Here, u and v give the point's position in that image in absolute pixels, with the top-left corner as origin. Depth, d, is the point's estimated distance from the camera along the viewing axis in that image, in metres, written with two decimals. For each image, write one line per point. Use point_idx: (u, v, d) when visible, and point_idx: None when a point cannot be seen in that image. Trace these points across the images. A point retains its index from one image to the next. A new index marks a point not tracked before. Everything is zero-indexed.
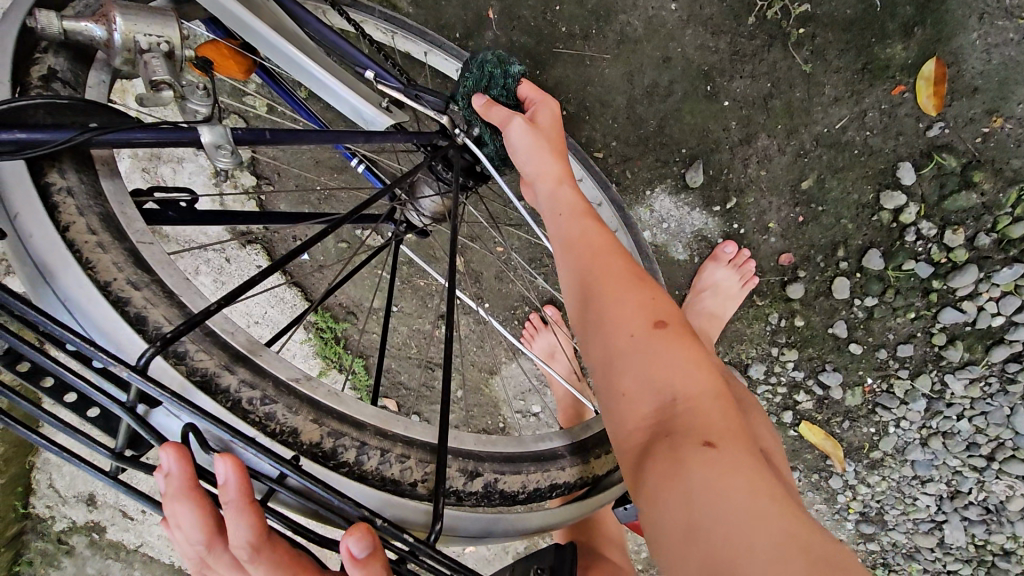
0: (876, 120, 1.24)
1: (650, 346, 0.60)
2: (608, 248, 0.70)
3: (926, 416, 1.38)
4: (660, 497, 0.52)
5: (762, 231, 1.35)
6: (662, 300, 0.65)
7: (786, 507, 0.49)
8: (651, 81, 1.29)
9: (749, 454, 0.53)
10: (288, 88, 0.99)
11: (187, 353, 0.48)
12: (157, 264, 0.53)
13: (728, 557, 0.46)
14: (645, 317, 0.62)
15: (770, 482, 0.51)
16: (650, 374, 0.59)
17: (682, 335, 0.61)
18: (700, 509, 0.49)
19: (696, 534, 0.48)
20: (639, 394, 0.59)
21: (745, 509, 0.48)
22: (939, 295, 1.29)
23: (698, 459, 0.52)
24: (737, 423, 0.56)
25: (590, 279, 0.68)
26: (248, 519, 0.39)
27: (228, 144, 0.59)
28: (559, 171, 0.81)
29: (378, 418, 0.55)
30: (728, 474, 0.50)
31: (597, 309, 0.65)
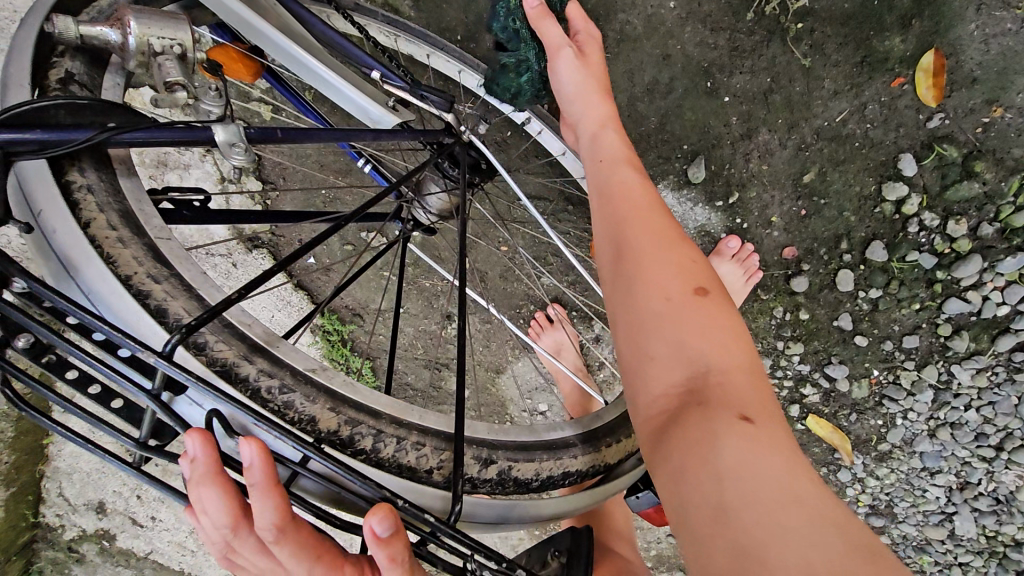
0: (876, 112, 1.25)
1: (688, 314, 0.59)
2: (647, 216, 0.68)
3: (933, 408, 1.38)
4: (687, 462, 0.51)
5: (765, 225, 1.36)
6: (703, 273, 0.64)
7: (818, 489, 0.49)
8: (651, 79, 1.31)
9: (782, 431, 0.52)
10: (294, 92, 1.00)
11: (207, 344, 0.49)
12: (175, 259, 0.54)
13: (759, 525, 0.45)
14: (684, 283, 0.61)
15: (802, 461, 0.51)
16: (685, 340, 0.57)
17: (721, 308, 0.61)
18: (732, 477, 0.48)
19: (726, 500, 0.47)
20: (671, 360, 0.57)
21: (780, 483, 0.47)
22: (943, 285, 1.30)
23: (731, 429, 0.51)
24: (770, 401, 0.55)
25: (627, 240, 0.66)
26: (273, 502, 0.40)
27: (242, 142, 0.61)
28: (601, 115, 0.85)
29: (392, 407, 0.56)
30: (761, 445, 0.50)
31: (631, 271, 0.63)
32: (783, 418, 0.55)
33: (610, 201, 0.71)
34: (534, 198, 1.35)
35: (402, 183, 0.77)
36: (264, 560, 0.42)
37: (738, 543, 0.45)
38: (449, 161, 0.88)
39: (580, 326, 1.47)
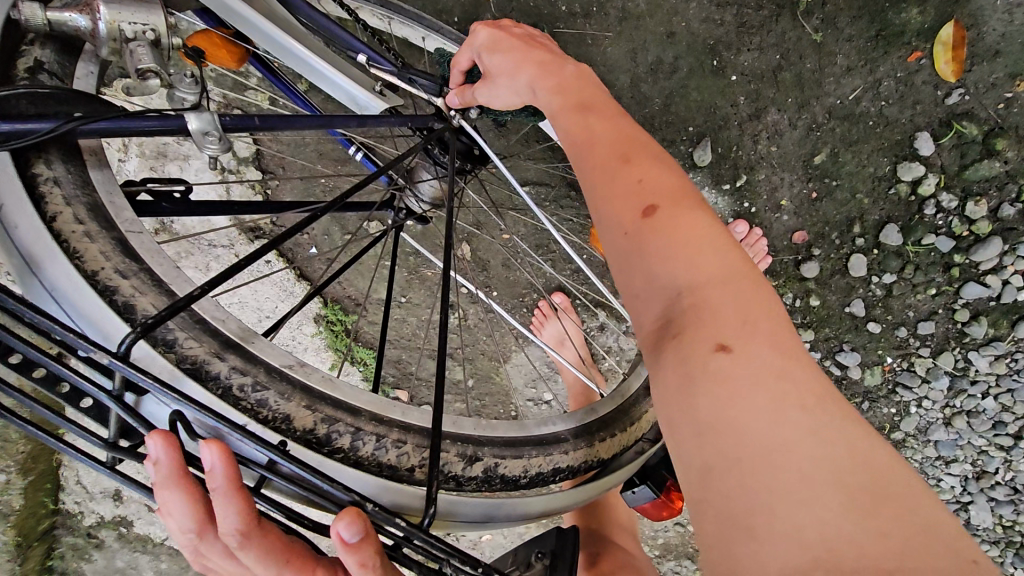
0: (892, 89, 1.19)
1: (650, 241, 0.53)
2: (608, 136, 0.62)
3: (949, 396, 1.34)
4: (671, 415, 0.47)
5: (774, 209, 1.31)
6: (664, 183, 0.56)
7: (821, 419, 0.43)
8: (655, 58, 1.26)
9: (776, 353, 0.46)
10: (286, 82, 0.97)
11: (177, 341, 0.47)
12: (147, 252, 0.53)
13: (744, 484, 0.41)
14: (639, 206, 0.55)
15: (804, 385, 0.44)
16: (654, 272, 0.52)
17: (689, 218, 0.53)
18: (713, 429, 0.44)
19: (710, 458, 0.43)
20: (645, 298, 0.52)
21: (766, 428, 0.42)
22: (961, 269, 1.26)
23: (709, 369, 0.45)
24: (766, 314, 0.48)
25: (585, 181, 0.61)
26: (238, 506, 0.38)
27: (216, 131, 0.59)
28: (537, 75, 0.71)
29: (374, 404, 0.54)
30: (741, 381, 0.44)
31: (596, 209, 0.58)
32: (785, 328, 0.48)
33: (576, 131, 0.64)
34: (534, 184, 1.31)
35: (390, 170, 0.74)
36: (232, 563, 0.41)
37: (723, 507, 0.41)
38: (439, 147, 0.85)
39: (583, 314, 1.45)
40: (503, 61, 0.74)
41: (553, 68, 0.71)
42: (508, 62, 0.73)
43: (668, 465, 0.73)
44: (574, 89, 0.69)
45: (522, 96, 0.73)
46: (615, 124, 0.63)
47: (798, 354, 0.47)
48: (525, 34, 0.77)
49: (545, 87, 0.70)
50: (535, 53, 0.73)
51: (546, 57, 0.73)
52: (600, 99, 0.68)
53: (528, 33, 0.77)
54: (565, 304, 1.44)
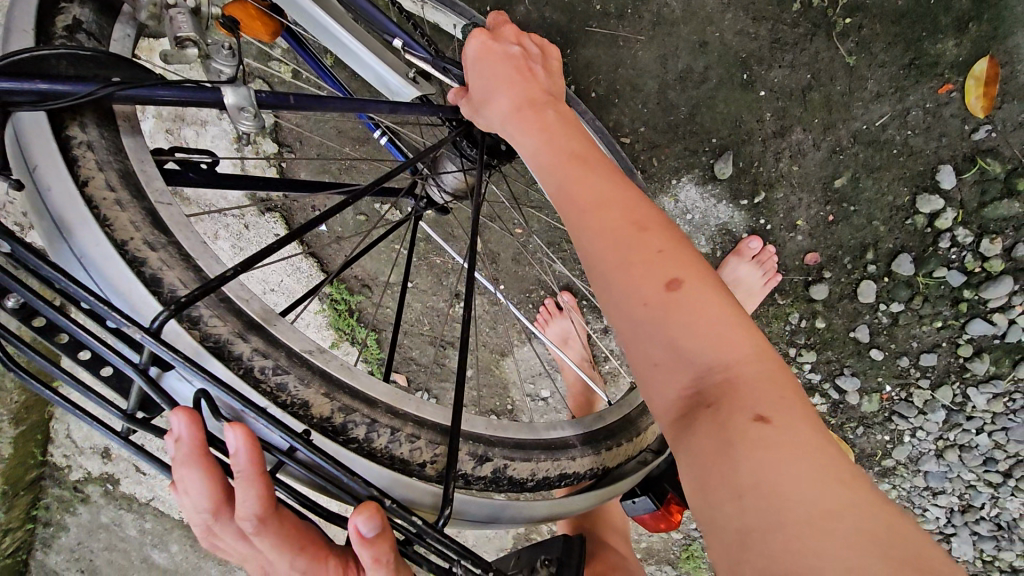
0: (919, 119, 1.19)
1: (676, 314, 0.52)
2: (608, 192, 0.60)
3: (944, 428, 1.35)
4: (706, 482, 0.47)
5: (789, 228, 1.32)
6: (682, 253, 0.55)
7: (859, 491, 0.44)
8: (685, 66, 1.25)
9: (811, 426, 0.47)
10: (314, 55, 0.96)
11: (202, 318, 0.47)
12: (176, 227, 0.52)
13: (792, 549, 0.40)
14: (660, 278, 0.53)
15: (839, 458, 0.46)
16: (681, 343, 0.51)
17: (710, 291, 0.53)
18: (754, 494, 0.44)
19: (751, 523, 0.43)
20: (672, 365, 0.52)
21: (811, 495, 0.42)
22: (969, 305, 1.26)
23: (748, 437, 0.46)
24: (796, 389, 0.50)
25: (589, 247, 0.58)
26: (257, 490, 0.38)
27: (252, 107, 0.58)
28: (522, 111, 0.69)
29: (389, 395, 0.55)
30: (781, 449, 0.45)
31: (606, 278, 0.56)
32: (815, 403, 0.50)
33: (567, 182, 0.62)
34: None
35: (418, 162, 0.74)
36: (244, 546, 0.41)
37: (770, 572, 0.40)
38: (468, 141, 0.84)
39: (589, 315, 1.46)
40: (487, 86, 0.72)
41: (533, 110, 0.69)
42: (492, 91, 0.71)
43: (671, 479, 0.74)
44: (570, 137, 0.66)
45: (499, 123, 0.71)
46: (612, 178, 0.62)
47: (826, 429, 0.48)
48: (518, 56, 0.73)
49: (524, 133, 0.68)
50: (525, 85, 0.71)
51: (541, 89, 0.71)
52: (590, 144, 0.66)
53: (523, 55, 0.73)
54: (572, 303, 1.43)
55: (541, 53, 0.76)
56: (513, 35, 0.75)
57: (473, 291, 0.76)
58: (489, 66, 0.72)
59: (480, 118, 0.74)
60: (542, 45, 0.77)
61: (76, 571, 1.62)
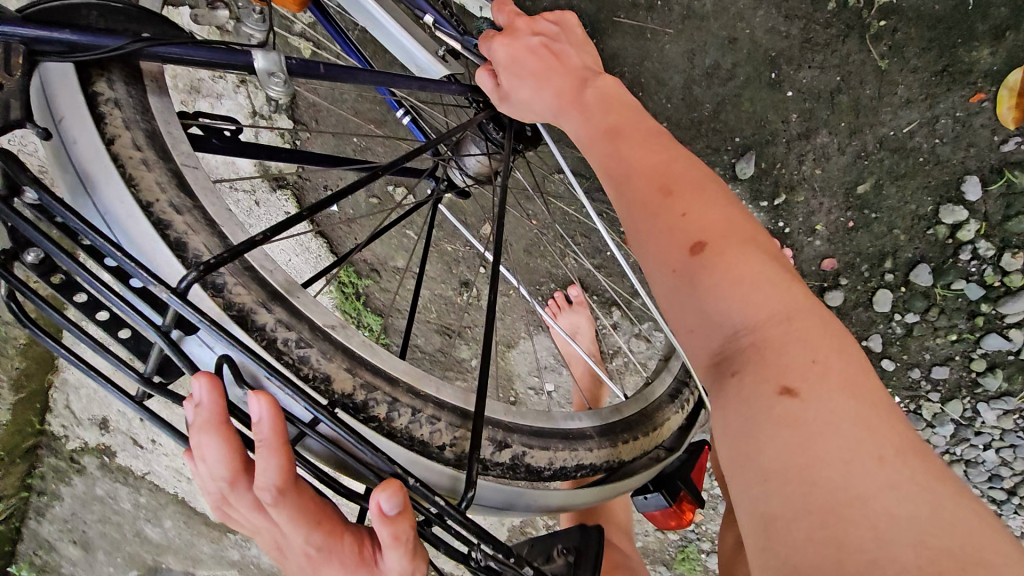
0: (948, 127, 1.17)
1: (702, 282, 0.53)
2: (643, 161, 0.61)
3: (951, 443, 1.35)
4: (732, 460, 0.48)
5: (807, 233, 1.30)
6: (712, 215, 0.55)
7: (896, 472, 0.42)
8: (713, 62, 1.23)
9: (847, 396, 0.46)
10: (339, 28, 0.94)
11: (226, 286, 0.46)
12: (202, 191, 0.51)
13: (812, 530, 0.41)
14: (688, 246, 0.54)
15: (877, 435, 0.44)
16: (710, 312, 0.53)
17: (740, 255, 0.53)
18: (776, 475, 0.44)
19: (773, 500, 0.43)
20: (703, 333, 0.53)
21: (835, 476, 0.42)
22: (985, 319, 1.25)
23: (773, 413, 0.46)
24: (839, 356, 0.48)
25: (624, 219, 0.60)
26: (279, 460, 0.37)
27: (281, 73, 0.56)
28: (563, 90, 0.69)
29: (409, 374, 0.53)
30: (807, 425, 0.45)
31: (639, 249, 0.58)
32: (860, 370, 0.48)
33: (608, 158, 0.64)
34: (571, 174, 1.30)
35: (439, 142, 0.71)
36: (260, 518, 0.40)
37: (788, 557, 0.41)
38: (495, 125, 0.82)
39: (599, 311, 1.45)
40: (519, 82, 0.71)
41: (575, 84, 0.69)
42: (529, 81, 0.70)
43: (683, 477, 0.72)
44: (608, 110, 0.67)
45: (542, 113, 0.71)
46: (651, 145, 0.62)
47: (866, 397, 0.46)
48: (543, 44, 0.71)
49: (570, 117, 0.69)
50: (555, 69, 0.70)
51: (575, 64, 0.71)
52: (632, 114, 0.66)
53: (543, 43, 0.71)
54: (581, 297, 1.43)
55: (560, 30, 0.73)
56: (528, 26, 0.72)
57: (498, 285, 0.75)
58: (521, 56, 0.70)
59: (519, 110, 0.73)
60: (563, 21, 0.75)
61: (68, 540, 1.61)
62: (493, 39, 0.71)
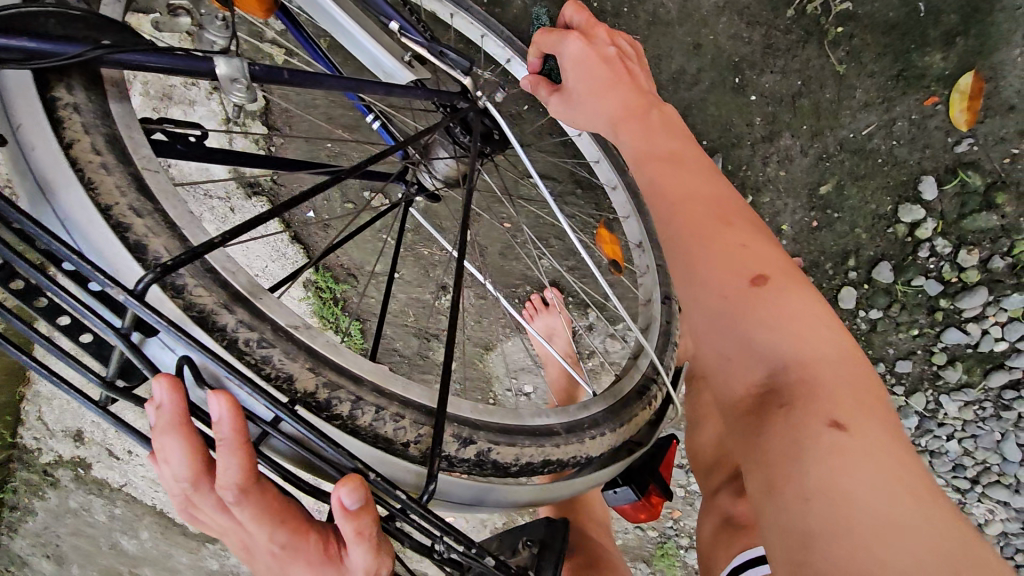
0: (904, 130, 1.21)
1: (755, 312, 0.58)
2: (699, 197, 0.65)
3: (917, 434, 1.41)
4: (770, 479, 0.51)
5: (774, 233, 1.34)
6: (766, 254, 0.61)
7: (931, 511, 0.46)
8: (679, 67, 1.26)
9: (887, 437, 0.50)
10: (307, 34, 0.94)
11: (186, 287, 0.46)
12: (162, 195, 0.51)
13: (855, 554, 0.43)
14: (744, 275, 0.60)
15: (910, 475, 0.48)
16: (759, 340, 0.58)
17: (789, 295, 0.59)
18: (818, 499, 0.47)
19: (815, 524, 0.46)
20: (746, 361, 0.58)
21: (881, 507, 0.45)
22: (944, 314, 1.30)
23: (820, 440, 0.49)
24: (875, 401, 0.53)
25: (673, 240, 0.64)
26: (240, 458, 0.38)
27: (244, 79, 0.57)
28: (625, 108, 0.72)
29: (374, 374, 0.54)
30: (855, 457, 0.48)
31: (689, 271, 0.62)
32: (891, 416, 0.53)
33: (658, 182, 0.67)
34: (543, 177, 1.34)
35: (408, 144, 0.72)
36: (224, 517, 0.41)
37: None
38: (462, 127, 0.84)
39: (574, 312, 1.48)
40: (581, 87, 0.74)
41: (638, 106, 0.73)
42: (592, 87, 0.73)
43: (652, 471, 0.75)
44: (657, 137, 0.70)
45: (596, 127, 0.76)
46: (707, 182, 0.67)
47: (902, 442, 0.50)
48: (615, 58, 0.74)
49: (627, 134, 0.72)
50: (618, 82, 0.72)
51: (641, 85, 0.74)
52: (687, 149, 0.70)
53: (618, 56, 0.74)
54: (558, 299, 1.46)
55: (634, 51, 0.77)
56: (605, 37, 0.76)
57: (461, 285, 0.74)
58: (583, 63, 0.73)
59: (571, 115, 0.77)
60: (634, 49, 0.78)
61: (43, 555, 1.58)
62: (567, 36, 0.73)
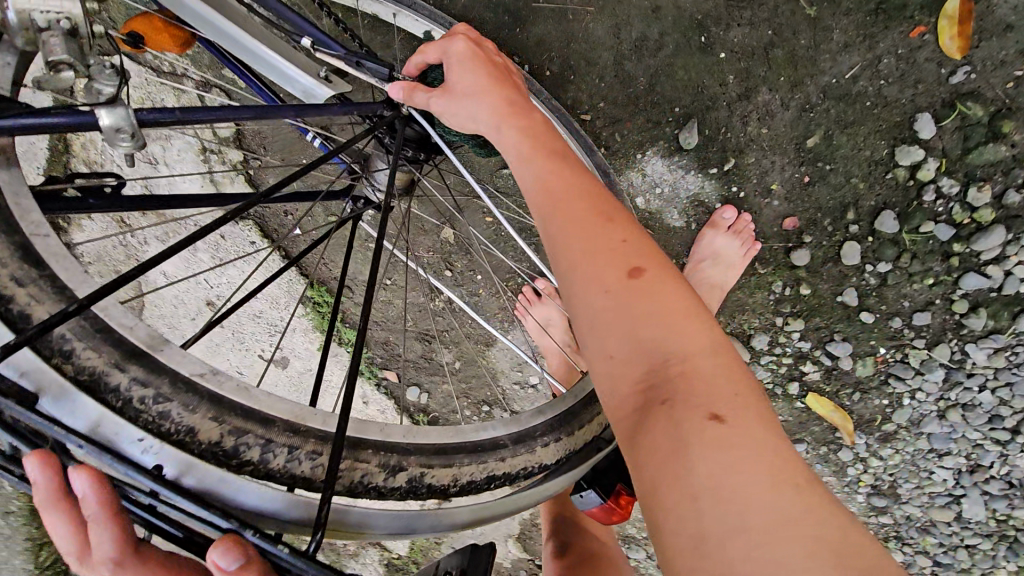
0: (892, 66, 1.12)
1: (634, 306, 0.56)
2: (579, 193, 0.63)
3: (944, 388, 1.28)
4: (659, 483, 0.50)
5: (764, 194, 1.26)
6: (642, 248, 0.60)
7: (807, 496, 0.48)
8: (640, 34, 1.20)
9: (760, 424, 0.51)
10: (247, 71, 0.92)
11: (74, 351, 0.49)
12: (50, 256, 0.53)
13: (746, 550, 0.45)
14: (623, 271, 0.58)
15: (785, 460, 0.50)
16: (638, 335, 0.55)
17: (669, 287, 0.58)
18: (708, 500, 0.47)
19: (707, 524, 0.47)
20: (629, 360, 0.56)
21: (764, 500, 0.47)
22: (961, 259, 1.19)
23: (703, 437, 0.50)
24: (749, 388, 0.54)
25: (555, 237, 0.62)
26: (111, 529, 0.45)
27: (130, 128, 0.57)
28: (502, 106, 0.70)
29: (292, 412, 0.57)
30: (735, 449, 0.49)
31: (572, 269, 0.60)
32: (764, 402, 0.54)
33: (539, 181, 0.65)
34: None
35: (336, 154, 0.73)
36: None
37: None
38: (390, 134, 0.82)
39: None
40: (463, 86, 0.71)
41: (518, 106, 0.71)
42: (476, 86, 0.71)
43: (622, 471, 0.72)
44: (539, 134, 0.68)
45: (473, 128, 0.72)
46: (582, 178, 0.65)
47: (774, 426, 0.52)
48: (496, 64, 0.75)
49: (513, 128, 0.68)
50: (496, 82, 0.71)
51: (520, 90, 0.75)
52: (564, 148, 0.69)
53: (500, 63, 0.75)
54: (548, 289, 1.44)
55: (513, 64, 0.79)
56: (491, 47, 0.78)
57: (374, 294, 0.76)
58: (466, 65, 0.72)
59: (451, 112, 0.72)
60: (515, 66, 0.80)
61: None
62: (455, 35, 0.74)
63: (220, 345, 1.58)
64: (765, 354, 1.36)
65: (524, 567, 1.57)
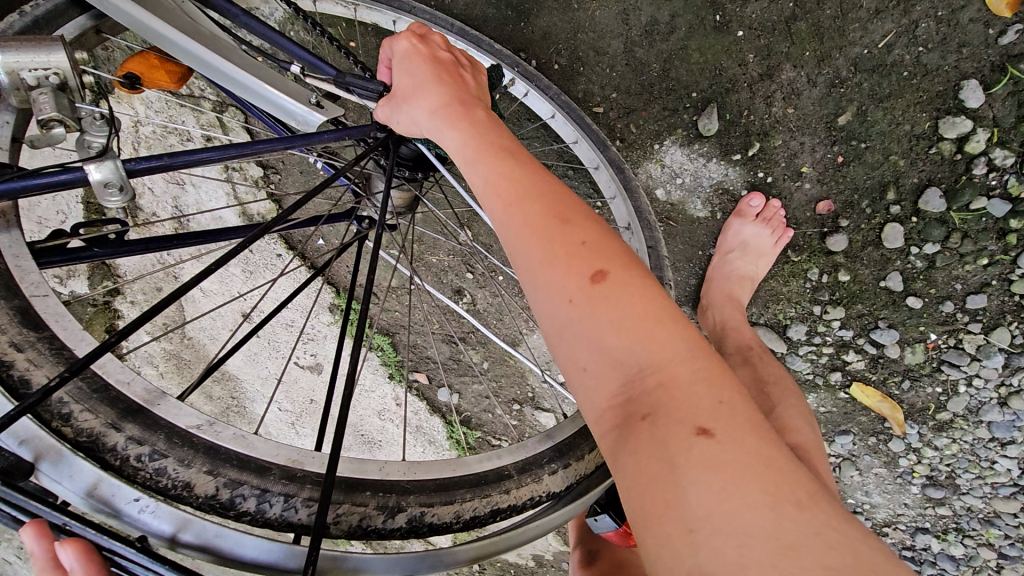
0: (931, 31, 1.03)
1: (606, 315, 0.53)
2: (542, 194, 0.60)
3: (1005, 374, 1.17)
4: (650, 510, 0.46)
5: (794, 177, 1.18)
6: (609, 247, 0.57)
7: (815, 515, 0.44)
8: (651, 18, 1.14)
9: (752, 434, 0.48)
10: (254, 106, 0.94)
11: (72, 414, 0.55)
12: (49, 316, 0.62)
13: None
14: (589, 275, 0.55)
15: (786, 474, 0.46)
16: (613, 347, 0.52)
17: (638, 285, 0.54)
18: (702, 526, 0.44)
19: (709, 559, 0.43)
20: (605, 373, 0.52)
21: (766, 524, 0.43)
22: (1018, 236, 1.08)
23: (689, 456, 0.46)
24: (734, 392, 0.50)
25: (520, 246, 0.59)
26: None
27: (118, 181, 0.58)
28: (454, 106, 0.68)
29: (289, 457, 0.64)
30: (726, 468, 0.45)
31: (540, 278, 0.57)
32: (753, 406, 0.51)
33: (502, 180, 0.62)
34: None
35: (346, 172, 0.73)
36: None
37: None
38: (385, 155, 0.83)
39: None
40: (414, 86, 0.70)
41: (473, 103, 0.69)
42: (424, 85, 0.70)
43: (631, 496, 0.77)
44: (489, 132, 0.66)
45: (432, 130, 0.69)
46: (544, 176, 0.63)
47: (769, 436, 0.48)
48: (449, 63, 0.73)
49: (467, 127, 0.66)
50: (443, 85, 0.69)
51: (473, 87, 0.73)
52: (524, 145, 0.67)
53: (451, 61, 0.74)
54: None
55: (470, 63, 0.77)
56: (443, 47, 0.76)
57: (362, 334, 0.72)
58: (418, 68, 0.71)
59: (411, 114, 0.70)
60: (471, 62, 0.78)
61: None
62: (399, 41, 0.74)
63: (257, 353, 1.61)
64: (803, 344, 1.27)
65: (565, 561, 1.56)
